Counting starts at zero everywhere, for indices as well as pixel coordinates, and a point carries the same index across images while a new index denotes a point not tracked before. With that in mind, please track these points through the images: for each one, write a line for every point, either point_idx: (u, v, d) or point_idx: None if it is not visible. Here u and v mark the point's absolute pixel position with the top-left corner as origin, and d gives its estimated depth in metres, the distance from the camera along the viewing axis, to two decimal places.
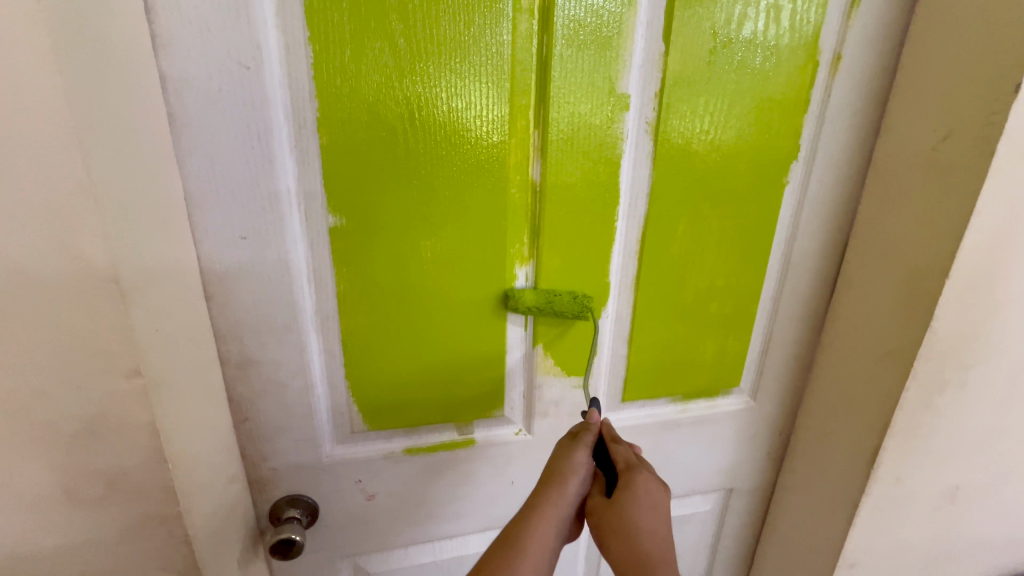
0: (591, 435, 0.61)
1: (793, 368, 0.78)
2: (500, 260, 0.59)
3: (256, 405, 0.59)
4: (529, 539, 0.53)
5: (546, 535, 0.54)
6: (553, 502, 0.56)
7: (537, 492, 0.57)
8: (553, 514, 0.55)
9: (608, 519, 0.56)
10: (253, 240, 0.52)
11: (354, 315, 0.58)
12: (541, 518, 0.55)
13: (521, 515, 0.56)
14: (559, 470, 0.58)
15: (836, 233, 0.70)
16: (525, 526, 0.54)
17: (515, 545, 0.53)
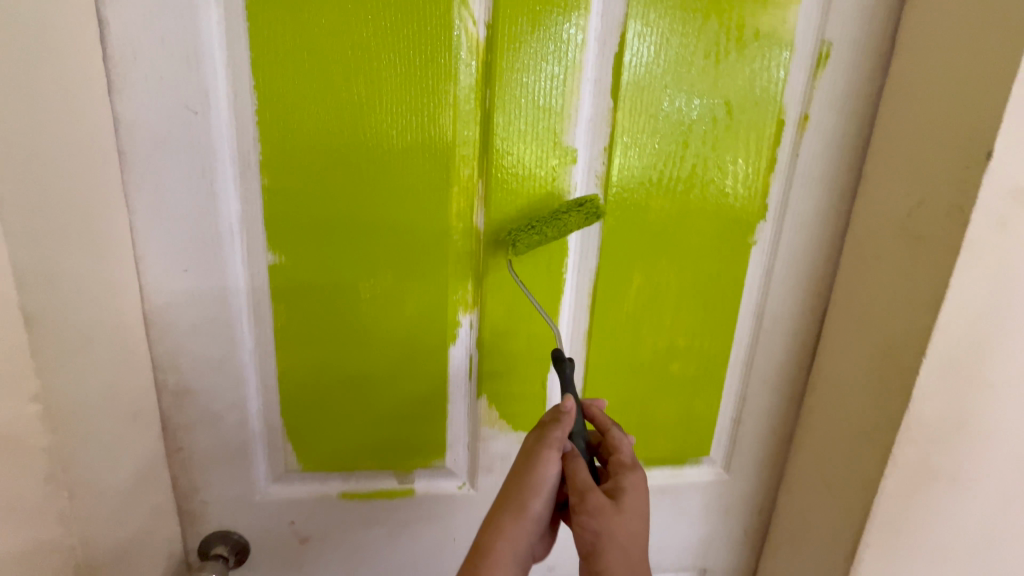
0: (561, 431, 0.53)
1: (771, 441, 0.71)
2: (441, 305, 0.59)
3: (190, 435, 0.59)
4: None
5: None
6: (508, 540, 0.50)
7: (490, 526, 0.51)
8: (508, 555, 0.50)
9: (613, 525, 0.50)
10: (194, 273, 0.54)
11: (293, 352, 0.58)
12: (494, 563, 0.49)
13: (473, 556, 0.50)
14: (519, 498, 0.51)
15: (812, 298, 0.65)
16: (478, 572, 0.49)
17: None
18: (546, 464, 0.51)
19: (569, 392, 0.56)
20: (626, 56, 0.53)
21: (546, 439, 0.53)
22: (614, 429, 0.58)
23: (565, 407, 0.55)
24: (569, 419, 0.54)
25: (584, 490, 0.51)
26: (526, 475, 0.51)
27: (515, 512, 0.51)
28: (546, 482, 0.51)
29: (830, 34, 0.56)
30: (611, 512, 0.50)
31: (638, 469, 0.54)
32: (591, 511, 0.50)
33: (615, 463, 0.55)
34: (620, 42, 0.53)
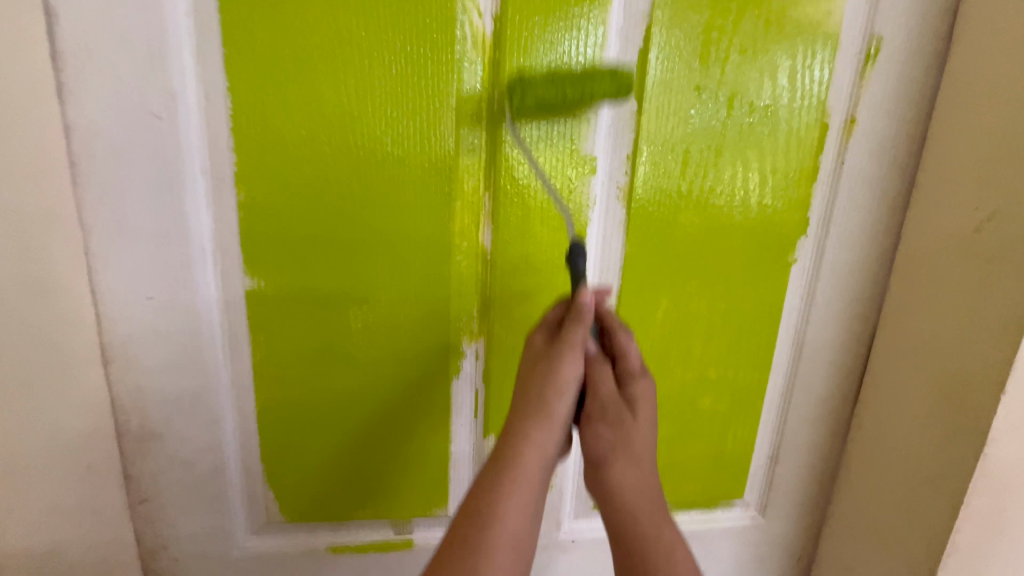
0: (583, 334, 0.45)
1: (812, 481, 0.64)
2: (443, 334, 0.52)
3: (156, 483, 0.52)
4: (504, 500, 0.44)
5: (526, 495, 0.45)
6: (532, 448, 0.46)
7: (511, 433, 0.46)
8: (533, 465, 0.45)
9: (628, 434, 0.49)
10: (160, 301, 0.47)
11: (274, 390, 0.51)
12: (516, 473, 0.45)
13: (493, 464, 0.46)
14: (540, 404, 0.46)
15: (858, 324, 0.58)
16: (499, 482, 0.45)
17: (493, 508, 0.44)
18: (568, 372, 0.46)
19: (581, 283, 0.46)
20: (652, 54, 0.47)
21: (567, 344, 0.45)
22: (619, 334, 0.49)
23: (583, 306, 0.45)
24: (587, 321, 0.46)
25: (606, 398, 0.48)
26: (546, 386, 0.45)
27: (539, 422, 0.46)
28: (568, 391, 0.46)
29: (880, 29, 0.49)
30: (628, 419, 0.49)
31: (648, 377, 0.49)
32: (609, 421, 0.49)
33: (622, 371, 0.49)
34: (644, 38, 0.47)
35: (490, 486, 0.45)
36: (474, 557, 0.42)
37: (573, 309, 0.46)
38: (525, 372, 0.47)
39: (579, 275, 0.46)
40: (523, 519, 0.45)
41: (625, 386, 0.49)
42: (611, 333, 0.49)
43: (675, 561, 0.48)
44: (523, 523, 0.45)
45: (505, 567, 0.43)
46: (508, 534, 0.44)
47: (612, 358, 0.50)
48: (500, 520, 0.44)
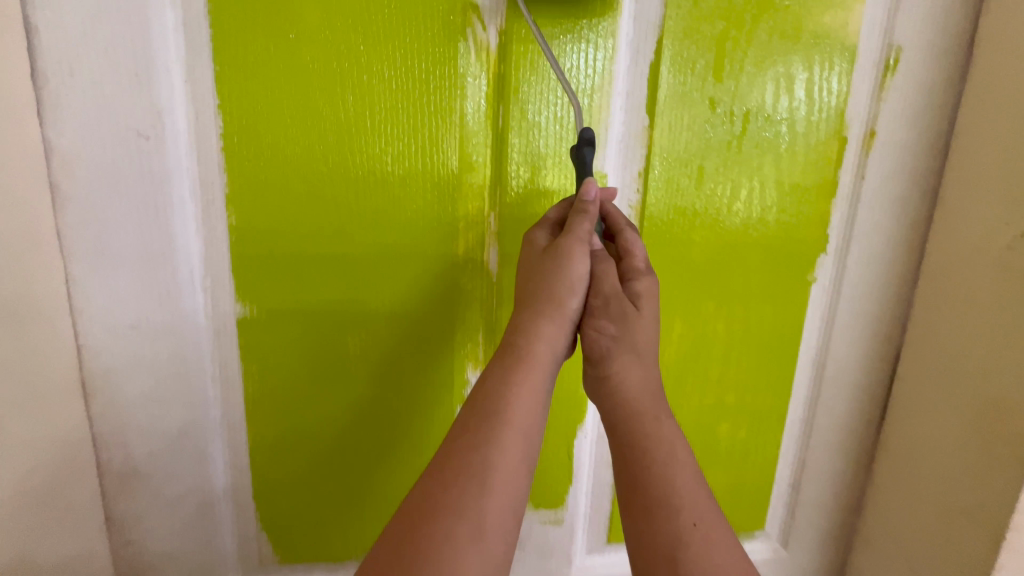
0: (589, 225, 0.42)
1: (836, 510, 0.60)
2: (447, 360, 0.49)
3: (140, 525, 0.48)
4: (510, 396, 0.40)
5: (532, 385, 0.41)
6: (538, 343, 0.42)
7: (518, 330, 0.42)
8: (539, 360, 0.42)
9: (632, 331, 0.44)
10: (145, 330, 0.44)
11: (268, 423, 0.48)
12: (523, 365, 0.41)
13: (498, 360, 0.42)
14: (545, 297, 0.42)
15: (881, 345, 0.55)
16: (505, 377, 0.41)
17: (499, 403, 0.40)
18: (574, 265, 0.42)
19: (587, 176, 0.42)
20: (664, 66, 0.45)
21: (572, 234, 0.42)
22: (624, 231, 0.45)
23: (589, 196, 0.42)
24: (593, 213, 0.42)
25: (609, 294, 0.44)
26: (551, 278, 0.42)
27: (546, 315, 0.42)
28: (577, 284, 0.43)
29: (899, 39, 0.48)
30: (634, 315, 0.44)
31: (654, 276, 0.45)
32: (613, 316, 0.44)
33: (627, 268, 0.45)
34: (656, 51, 0.45)
35: (496, 384, 0.41)
36: (480, 453, 0.38)
37: (577, 204, 0.42)
38: (528, 271, 0.43)
39: (586, 166, 0.42)
40: (529, 418, 0.40)
41: (629, 281, 0.44)
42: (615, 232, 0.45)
43: (680, 470, 0.42)
44: (530, 421, 0.40)
45: (513, 464, 0.39)
46: (515, 432, 0.39)
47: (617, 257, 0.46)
48: (507, 418, 0.40)
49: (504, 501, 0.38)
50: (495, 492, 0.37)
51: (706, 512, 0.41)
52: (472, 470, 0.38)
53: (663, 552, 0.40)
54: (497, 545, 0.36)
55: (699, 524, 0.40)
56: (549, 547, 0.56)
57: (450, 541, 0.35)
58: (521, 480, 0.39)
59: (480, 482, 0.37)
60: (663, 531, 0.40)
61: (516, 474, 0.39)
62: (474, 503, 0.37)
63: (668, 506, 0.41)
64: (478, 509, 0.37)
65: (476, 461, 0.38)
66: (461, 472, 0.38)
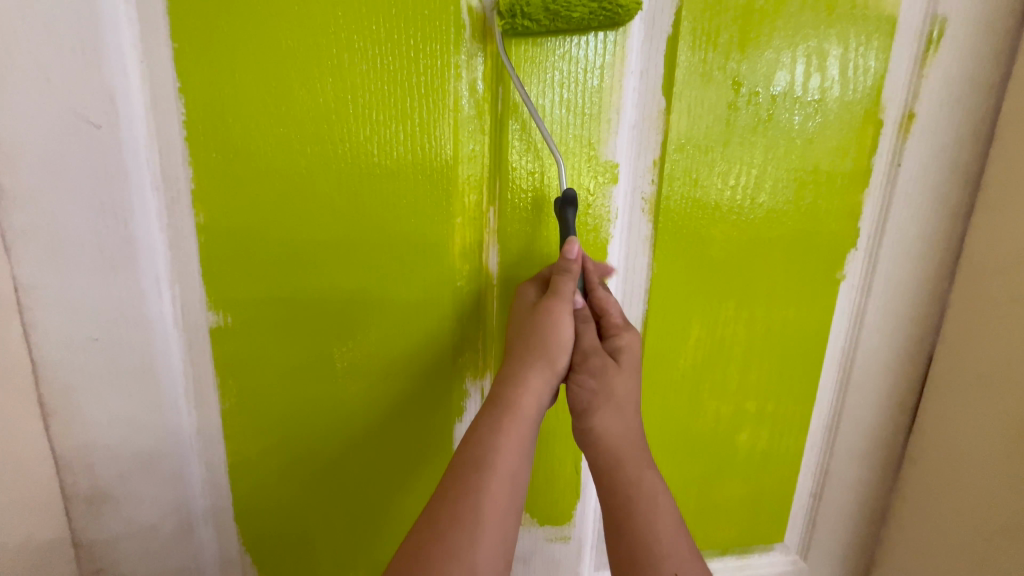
0: (573, 284, 0.39)
1: (859, 521, 0.56)
2: (443, 370, 0.45)
3: (110, 552, 0.44)
4: (499, 449, 0.38)
5: (516, 445, 0.38)
6: (525, 399, 0.39)
7: (505, 378, 0.40)
8: (524, 419, 0.39)
9: (611, 386, 0.41)
10: (107, 342, 0.40)
11: (248, 439, 0.44)
12: (512, 416, 0.39)
13: (484, 410, 0.40)
14: (531, 353, 0.40)
15: (914, 347, 0.51)
16: (494, 428, 0.38)
17: (482, 458, 0.38)
18: (561, 324, 0.39)
19: (570, 235, 0.40)
20: (683, 43, 0.40)
21: (556, 293, 0.39)
22: (599, 287, 0.43)
23: (572, 255, 0.39)
24: (576, 271, 0.40)
25: (588, 349, 0.42)
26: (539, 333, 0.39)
27: (535, 366, 0.40)
28: (567, 341, 0.40)
29: (944, 9, 0.42)
30: (614, 369, 0.41)
31: (633, 330, 0.43)
32: (592, 370, 0.41)
33: (605, 325, 0.43)
34: (674, 25, 0.40)
35: (481, 435, 0.38)
36: (468, 508, 0.37)
37: (560, 263, 0.40)
38: (517, 323, 0.41)
39: (568, 226, 0.40)
40: (516, 472, 0.38)
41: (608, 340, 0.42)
42: (590, 290, 0.43)
43: (660, 519, 0.40)
44: (517, 474, 0.38)
45: (499, 518, 0.37)
46: (503, 485, 0.38)
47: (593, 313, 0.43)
48: (495, 471, 0.38)
49: (492, 557, 0.36)
50: (484, 547, 0.36)
51: (688, 561, 0.39)
52: (460, 525, 0.36)
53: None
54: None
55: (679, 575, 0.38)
56: (555, 565, 0.52)
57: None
58: (508, 532, 0.37)
59: (469, 537, 0.36)
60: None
61: (504, 527, 0.37)
62: (461, 557, 0.35)
63: (650, 558, 0.39)
64: (468, 563, 0.35)
65: (463, 516, 0.36)
66: (448, 527, 0.36)
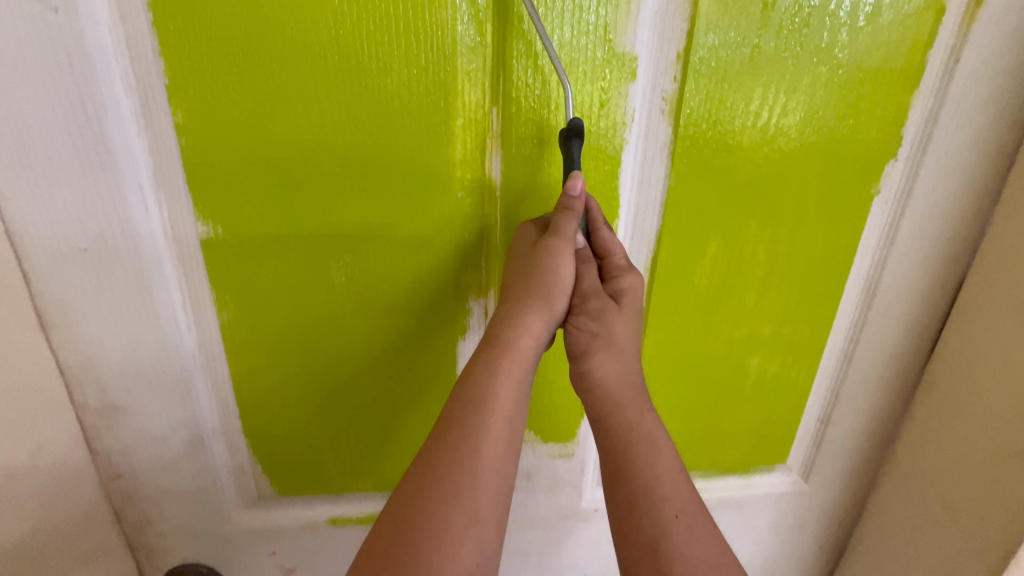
0: (575, 223, 0.38)
1: (865, 446, 0.56)
2: (444, 288, 0.43)
3: (129, 460, 0.46)
4: (496, 391, 0.37)
5: (514, 387, 0.38)
6: (524, 340, 0.38)
7: (503, 320, 0.39)
8: (522, 362, 0.38)
9: (610, 329, 0.41)
10: (98, 254, 0.38)
11: (250, 356, 0.44)
12: (510, 358, 0.38)
13: (481, 353, 0.39)
14: (530, 296, 0.38)
15: (945, 270, 0.48)
16: (491, 370, 0.38)
17: (480, 400, 0.37)
18: (561, 266, 0.38)
19: (574, 170, 0.37)
20: None
21: (557, 233, 0.38)
22: (603, 227, 0.41)
23: (575, 192, 0.37)
24: (579, 210, 0.38)
25: (589, 292, 0.41)
26: (540, 274, 0.37)
27: (534, 308, 0.39)
28: (566, 284, 0.39)
29: None
30: (614, 312, 0.41)
31: (636, 272, 0.42)
32: (591, 313, 0.41)
33: (606, 267, 0.42)
34: None
35: (478, 376, 0.38)
36: (468, 451, 0.36)
37: (561, 201, 0.38)
38: (516, 264, 0.40)
39: (573, 160, 0.37)
40: (514, 414, 0.38)
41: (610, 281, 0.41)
42: (592, 230, 0.41)
43: (661, 461, 0.40)
44: (515, 416, 0.38)
45: (498, 460, 0.37)
46: (502, 428, 0.37)
47: (595, 255, 0.42)
48: (494, 414, 0.37)
49: (492, 498, 0.36)
50: (485, 489, 0.35)
51: (689, 502, 0.39)
52: (460, 468, 0.35)
53: (644, 547, 0.38)
54: (491, 541, 0.35)
55: (681, 517, 0.38)
56: (558, 481, 0.53)
57: (442, 541, 0.33)
58: (508, 474, 0.37)
59: (470, 480, 0.35)
60: (643, 523, 0.38)
61: (504, 469, 0.37)
62: (463, 499, 0.35)
63: (652, 502, 0.39)
64: (469, 506, 0.35)
65: (462, 459, 0.36)
66: (449, 469, 0.35)
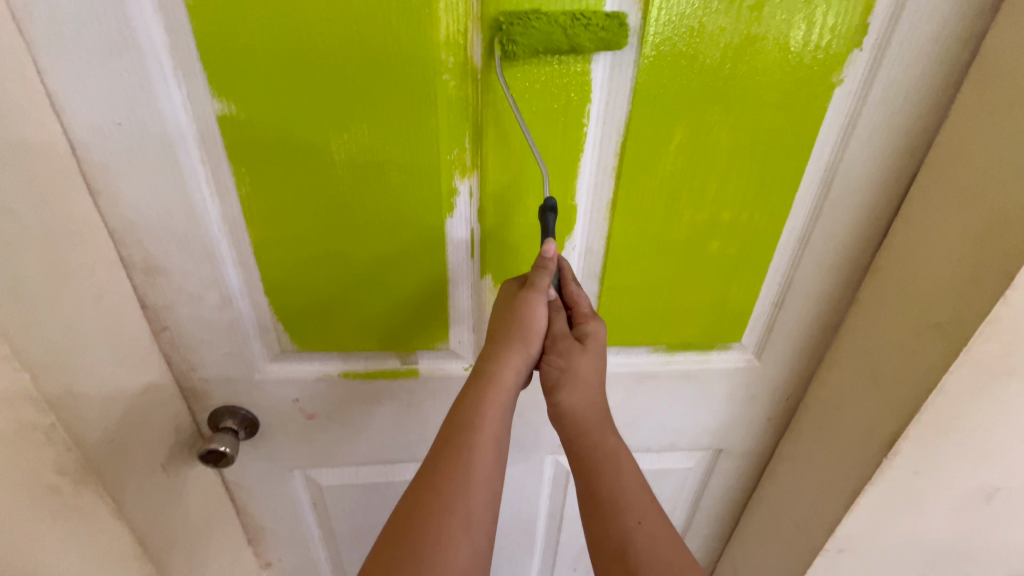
0: (548, 279, 0.49)
1: (813, 328, 0.63)
2: (432, 168, 0.49)
3: (173, 313, 0.55)
4: (484, 416, 0.48)
5: (496, 411, 0.49)
6: (507, 370, 0.50)
7: (490, 358, 0.50)
8: (504, 390, 0.50)
9: (575, 365, 0.52)
10: (130, 128, 0.44)
11: (266, 225, 0.51)
12: (495, 388, 0.49)
13: (471, 386, 0.50)
14: (512, 337, 0.50)
15: (900, 161, 0.52)
16: (479, 398, 0.49)
17: (471, 420, 0.48)
18: (536, 316, 0.49)
19: (548, 238, 0.49)
20: None
21: (533, 286, 0.49)
22: (570, 283, 0.54)
23: (548, 255, 0.49)
24: (551, 268, 0.49)
25: (557, 335, 0.53)
26: (519, 320, 0.49)
27: (515, 347, 0.50)
28: (539, 328, 0.50)
29: None
30: (578, 351, 0.52)
31: (598, 317, 0.53)
32: (560, 351, 0.53)
33: (575, 315, 0.54)
34: None
35: (470, 402, 0.49)
36: (461, 467, 0.46)
37: (539, 260, 0.49)
38: (503, 311, 0.52)
39: (547, 230, 0.49)
40: (497, 434, 0.49)
41: (577, 324, 0.53)
42: (564, 284, 0.54)
43: (624, 477, 0.52)
44: (498, 437, 0.49)
45: (486, 475, 0.47)
46: (488, 447, 0.48)
47: (566, 305, 0.55)
48: (481, 434, 0.48)
49: (481, 505, 0.45)
50: (475, 501, 0.45)
51: (647, 513, 0.51)
52: (455, 480, 0.45)
53: (615, 551, 0.49)
54: (481, 540, 0.44)
55: (643, 523, 0.50)
56: None
57: (442, 546, 0.42)
58: (494, 484, 0.47)
59: (463, 492, 0.45)
60: (613, 529, 0.50)
61: (491, 480, 0.47)
62: (458, 509, 0.44)
63: (617, 510, 0.51)
64: (464, 516, 0.44)
65: (457, 473, 0.46)
66: (447, 482, 0.45)
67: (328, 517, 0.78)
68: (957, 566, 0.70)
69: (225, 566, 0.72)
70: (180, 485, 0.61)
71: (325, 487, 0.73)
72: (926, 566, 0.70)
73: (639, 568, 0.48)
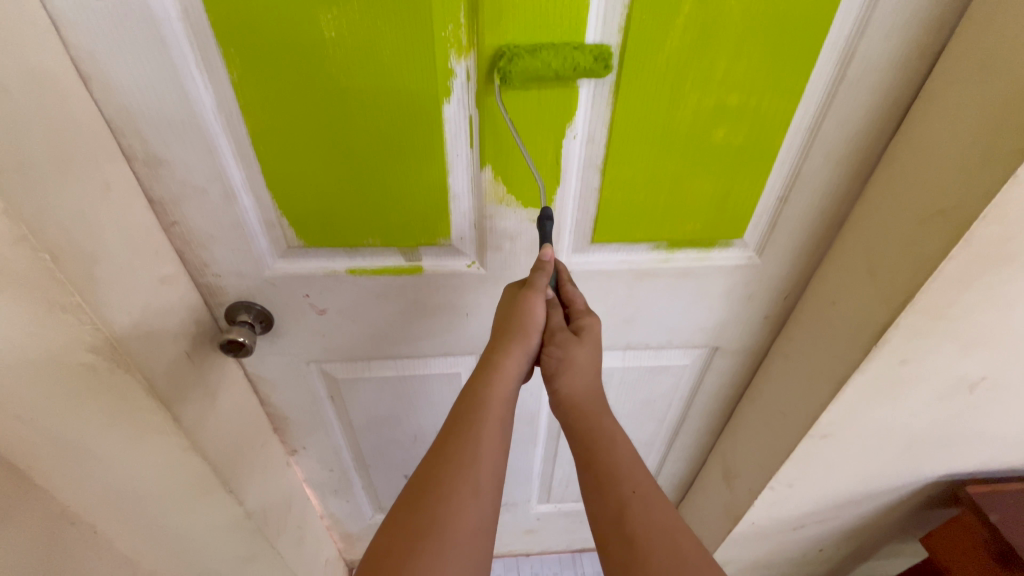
0: (546, 279, 0.54)
1: (818, 223, 0.62)
2: (428, 46, 0.47)
3: (180, 209, 0.56)
4: (489, 400, 0.52)
5: (501, 398, 0.53)
6: (509, 361, 0.54)
7: (494, 351, 0.54)
8: (507, 378, 0.53)
9: (572, 356, 0.56)
10: (111, 3, 0.42)
11: (261, 111, 0.50)
12: (497, 377, 0.53)
13: (476, 374, 0.54)
14: (515, 332, 0.54)
15: (928, 31, 0.48)
16: (485, 384, 0.53)
17: (477, 402, 0.52)
18: (536, 313, 0.53)
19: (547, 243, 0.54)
20: None
21: (533, 285, 0.54)
22: (568, 283, 0.59)
23: (546, 257, 0.53)
24: (549, 268, 0.54)
25: (555, 328, 0.57)
26: (521, 315, 0.54)
27: (516, 340, 0.54)
28: (538, 323, 0.54)
29: None
30: (575, 344, 0.56)
31: (593, 313, 0.59)
32: (558, 343, 0.57)
33: (572, 312, 0.59)
34: None
35: (477, 386, 0.53)
36: (469, 440, 0.50)
37: (537, 262, 0.54)
38: (505, 310, 0.56)
39: (546, 235, 0.54)
40: (502, 416, 0.52)
41: (573, 320, 0.58)
42: (561, 285, 0.59)
43: (618, 450, 0.55)
44: (503, 417, 0.53)
45: (492, 448, 0.51)
46: (493, 426, 0.51)
47: (563, 305, 0.60)
48: (487, 415, 0.52)
49: (488, 476, 0.49)
50: (483, 468, 0.49)
51: (642, 482, 0.53)
52: (464, 451, 0.49)
53: (611, 518, 0.51)
54: (487, 504, 0.48)
55: (637, 492, 0.52)
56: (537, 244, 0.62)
57: (450, 505, 0.46)
58: (499, 454, 0.51)
59: (472, 459, 0.49)
60: (610, 499, 0.52)
61: (495, 453, 0.51)
62: (466, 474, 0.48)
63: (612, 482, 0.53)
64: (473, 482, 0.48)
65: (466, 445, 0.50)
66: (456, 454, 0.49)
67: (345, 408, 0.83)
68: (936, 451, 0.75)
69: (256, 448, 0.79)
70: (206, 372, 0.66)
71: (341, 381, 0.78)
72: (905, 450, 0.75)
73: (634, 532, 0.50)
